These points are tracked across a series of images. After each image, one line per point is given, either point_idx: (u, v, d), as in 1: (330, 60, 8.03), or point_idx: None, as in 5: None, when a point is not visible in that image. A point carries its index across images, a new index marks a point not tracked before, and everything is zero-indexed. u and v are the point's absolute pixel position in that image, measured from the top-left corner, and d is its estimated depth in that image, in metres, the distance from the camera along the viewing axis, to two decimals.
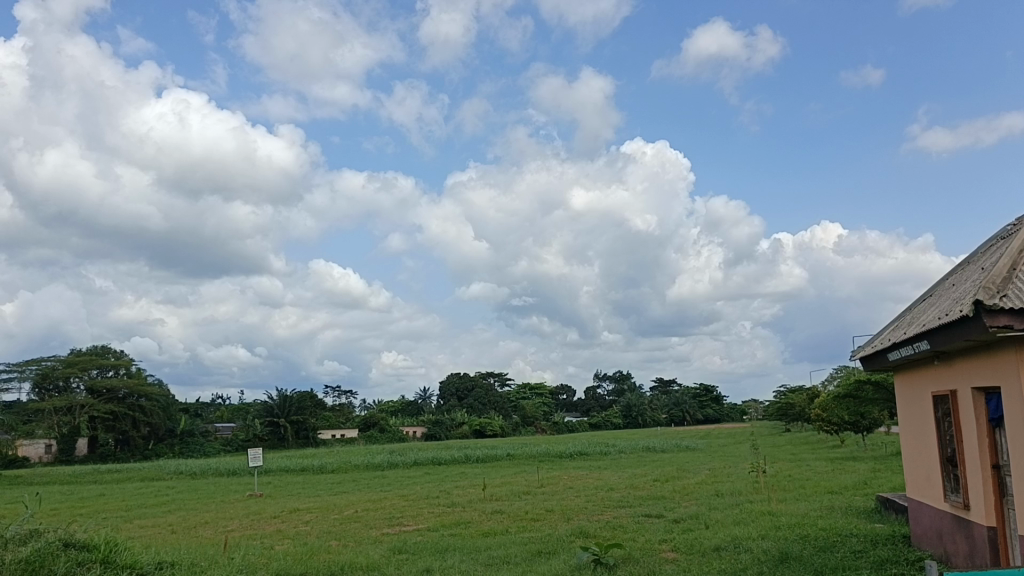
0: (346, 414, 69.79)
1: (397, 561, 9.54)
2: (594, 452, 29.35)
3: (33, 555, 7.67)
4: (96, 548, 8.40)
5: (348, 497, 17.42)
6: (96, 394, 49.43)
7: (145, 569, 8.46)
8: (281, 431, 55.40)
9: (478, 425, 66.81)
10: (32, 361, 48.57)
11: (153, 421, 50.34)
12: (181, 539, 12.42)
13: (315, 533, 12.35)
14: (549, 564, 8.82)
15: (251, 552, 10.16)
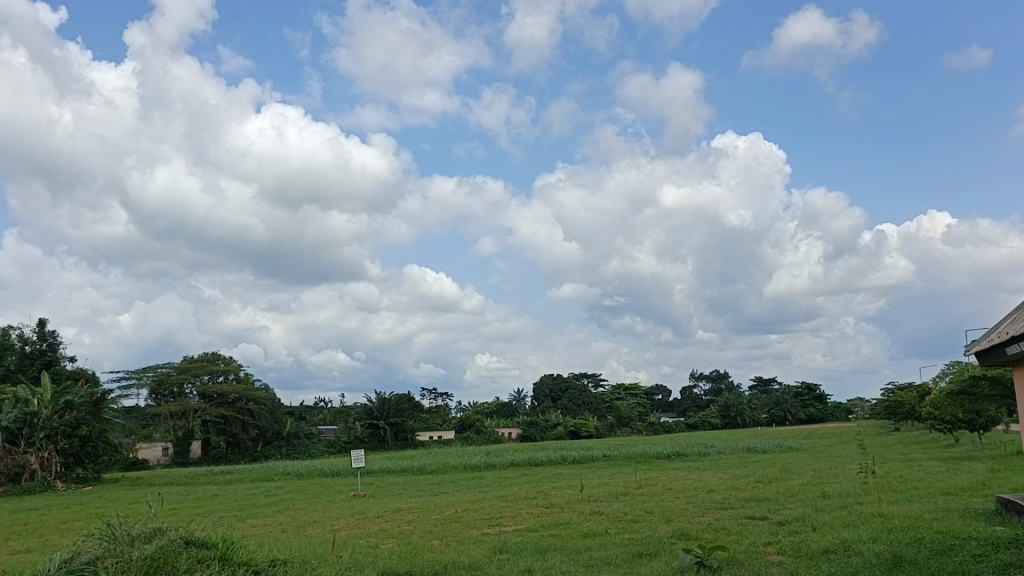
0: (443, 416, 70.96)
1: (499, 561, 9.64)
2: (692, 452, 28.88)
3: (157, 553, 8.12)
4: (214, 546, 8.83)
5: (449, 498, 17.74)
6: (208, 399, 51.77)
7: (260, 567, 8.84)
8: (381, 432, 56.81)
9: (574, 426, 66.87)
10: (149, 368, 51.40)
11: (261, 424, 52.40)
12: (291, 538, 12.87)
13: (419, 532, 12.61)
14: (651, 566, 8.72)
15: (358, 551, 10.47)
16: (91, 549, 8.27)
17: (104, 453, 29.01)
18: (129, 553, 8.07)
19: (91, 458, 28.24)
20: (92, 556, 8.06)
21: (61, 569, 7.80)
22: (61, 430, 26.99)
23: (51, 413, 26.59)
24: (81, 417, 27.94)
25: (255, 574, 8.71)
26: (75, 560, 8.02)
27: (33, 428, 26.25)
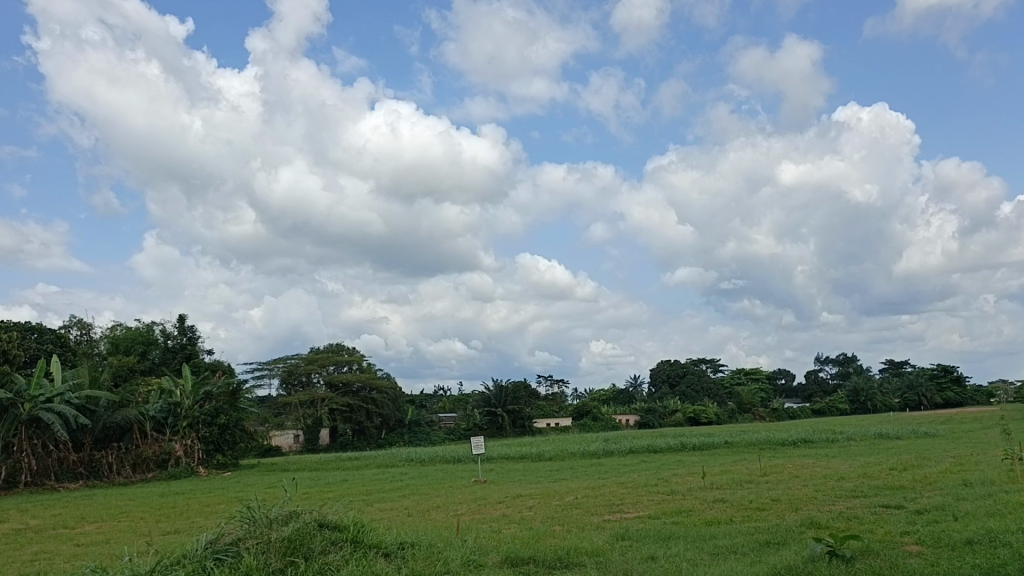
0: (559, 403, 71.24)
1: (621, 547, 9.62)
2: (821, 439, 27.86)
3: (294, 535, 8.55)
4: (345, 528, 9.21)
5: (568, 484, 17.85)
6: (334, 388, 53.90)
7: (390, 549, 9.16)
8: (499, 420, 57.63)
9: (693, 412, 65.78)
10: (279, 359, 54.15)
11: (384, 412, 54.11)
12: (418, 522, 13.23)
13: (541, 518, 12.69)
14: (780, 556, 8.47)
15: (482, 535, 10.70)
16: (233, 531, 8.79)
17: (240, 440, 30.66)
18: (267, 535, 8.54)
19: (229, 445, 29.88)
20: (235, 538, 8.59)
21: (208, 550, 8.37)
22: (201, 419, 28.75)
23: (192, 402, 28.33)
24: (219, 407, 29.67)
25: (385, 555, 9.04)
26: (219, 541, 8.57)
27: (177, 417, 28.07)
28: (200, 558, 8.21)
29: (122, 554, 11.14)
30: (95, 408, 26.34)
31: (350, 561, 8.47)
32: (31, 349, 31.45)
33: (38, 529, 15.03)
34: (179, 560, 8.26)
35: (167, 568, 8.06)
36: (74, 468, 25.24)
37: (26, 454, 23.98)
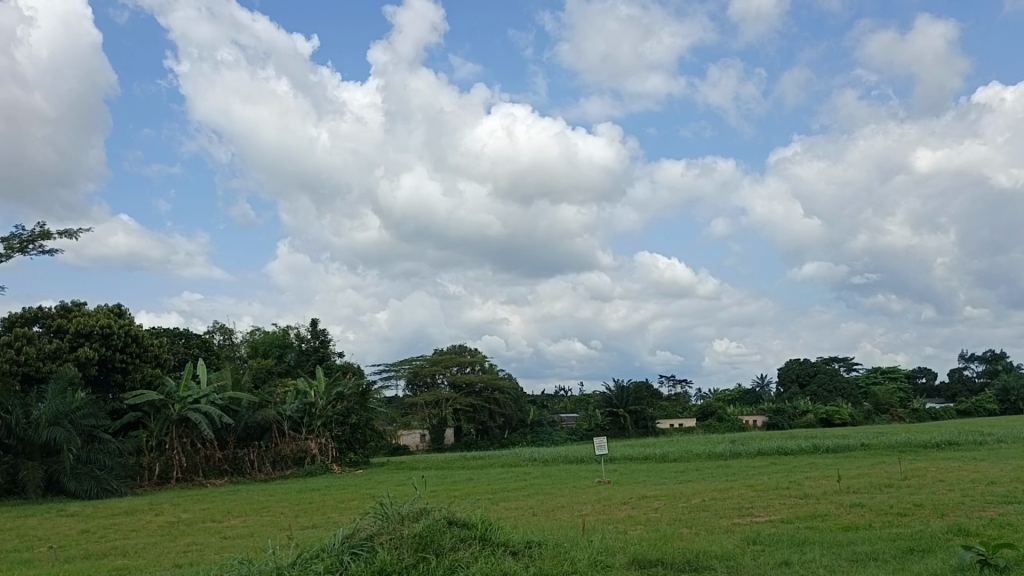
0: (683, 403, 70.02)
1: (753, 552, 9.36)
2: (967, 441, 26.19)
3: (425, 531, 8.78)
4: (474, 526, 9.38)
5: (694, 486, 17.54)
6: (458, 389, 55.07)
7: (517, 547, 9.28)
8: (621, 420, 57.22)
9: (825, 413, 63.17)
10: (405, 361, 55.99)
11: (506, 412, 54.65)
12: (542, 521, 13.35)
13: (668, 520, 12.52)
14: (925, 564, 8.02)
15: (609, 536, 10.67)
16: (368, 527, 9.11)
17: (371, 439, 31.75)
18: (400, 531, 8.83)
19: (360, 443, 30.97)
20: (369, 533, 8.92)
21: (345, 544, 8.74)
22: (334, 418, 29.98)
23: (325, 402, 29.59)
24: (350, 407, 30.87)
25: (513, 553, 9.17)
26: (355, 536, 8.93)
27: (312, 416, 29.39)
28: (338, 552, 8.58)
29: (266, 547, 11.79)
30: (237, 408, 27.87)
31: (479, 558, 8.63)
32: (179, 353, 33.63)
33: (189, 522, 16.07)
34: (318, 554, 8.66)
35: (308, 562, 8.46)
36: (219, 465, 26.82)
37: (176, 451, 25.65)
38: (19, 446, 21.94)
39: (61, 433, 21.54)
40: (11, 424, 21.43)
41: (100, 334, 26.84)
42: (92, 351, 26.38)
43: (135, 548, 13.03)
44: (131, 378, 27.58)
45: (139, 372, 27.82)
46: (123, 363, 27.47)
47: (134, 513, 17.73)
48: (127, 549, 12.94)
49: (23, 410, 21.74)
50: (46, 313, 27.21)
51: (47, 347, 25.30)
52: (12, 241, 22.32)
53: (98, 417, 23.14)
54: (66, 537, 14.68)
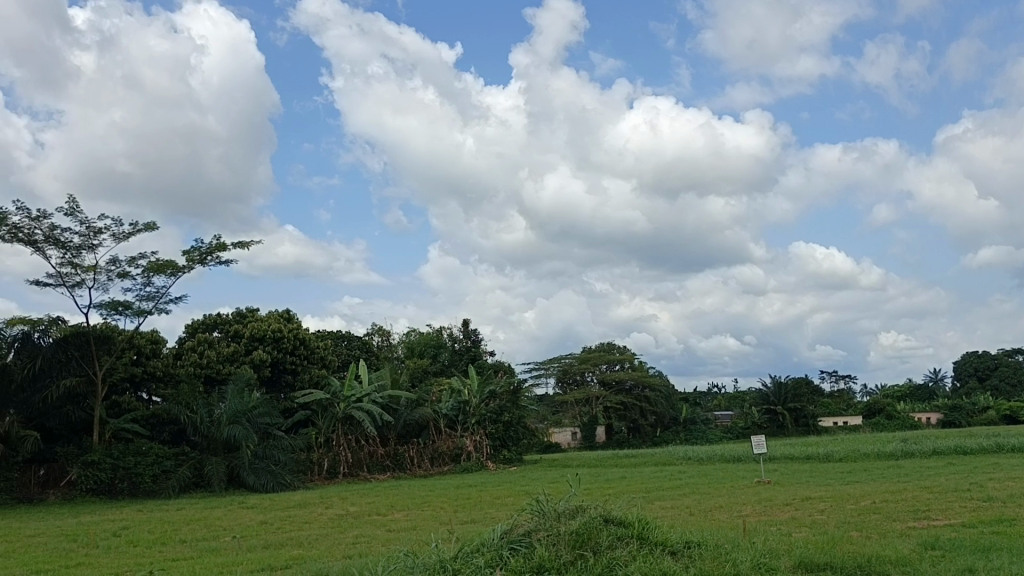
0: (847, 400, 66.51)
1: (932, 557, 8.76)
2: None
3: (581, 529, 8.81)
4: (630, 524, 9.31)
5: (862, 487, 16.61)
6: (608, 387, 54.96)
7: (676, 547, 9.14)
8: (780, 418, 55.09)
9: (1009, 410, 58.20)
10: (555, 359, 56.65)
11: (658, 410, 53.79)
12: (701, 521, 13.08)
13: (834, 523, 11.94)
14: None
15: (772, 538, 10.29)
16: (525, 523, 9.26)
17: (524, 437, 32.14)
18: (557, 528, 8.90)
19: (514, 440, 31.40)
20: (527, 529, 9.06)
21: (504, 539, 8.93)
22: (488, 416, 30.63)
23: (479, 400, 30.28)
24: (503, 405, 31.39)
25: (672, 553, 9.04)
26: (513, 532, 9.10)
27: (466, 414, 30.18)
28: (497, 547, 8.79)
29: (429, 541, 12.24)
30: (397, 406, 29.02)
31: (637, 557, 8.57)
32: (342, 354, 35.42)
33: (356, 515, 16.91)
34: (479, 548, 8.89)
35: (469, 556, 8.70)
36: (382, 461, 27.96)
37: (342, 448, 27.01)
38: (205, 442, 23.92)
39: (240, 431, 23.38)
40: (197, 422, 23.42)
41: (271, 338, 28.87)
42: (265, 353, 28.34)
43: (309, 539, 13.85)
44: (300, 379, 29.22)
45: (307, 373, 29.42)
46: (293, 364, 29.24)
47: (307, 505, 18.85)
48: (302, 540, 13.79)
49: (207, 410, 23.71)
50: (224, 319, 29.48)
51: (226, 350, 27.50)
52: (193, 254, 24.28)
53: (272, 415, 24.83)
54: (246, 527, 15.84)
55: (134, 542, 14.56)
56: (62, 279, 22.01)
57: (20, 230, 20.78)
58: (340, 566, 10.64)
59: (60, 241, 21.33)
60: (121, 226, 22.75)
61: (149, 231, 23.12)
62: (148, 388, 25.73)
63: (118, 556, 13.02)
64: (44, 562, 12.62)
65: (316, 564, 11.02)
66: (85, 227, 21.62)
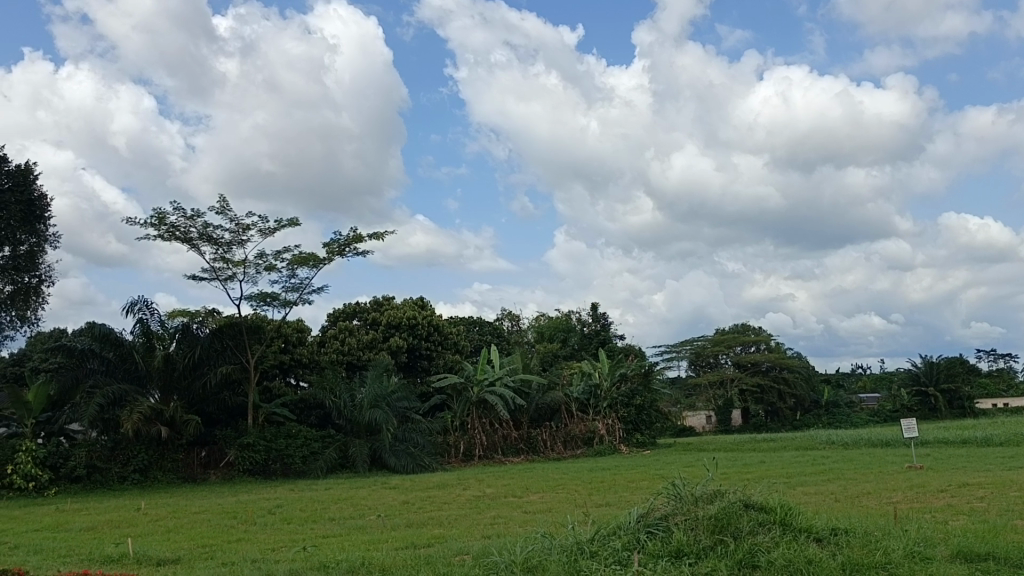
0: (1007, 380, 61.95)
1: None
2: None
3: (720, 513, 8.64)
4: (772, 510, 9.04)
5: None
6: (743, 369, 53.54)
7: (821, 534, 8.83)
8: (932, 400, 51.99)
9: None
10: (687, 342, 55.87)
11: (798, 392, 51.92)
12: (847, 508, 12.59)
13: (995, 511, 11.17)
14: None
15: (926, 526, 9.76)
16: (662, 507, 9.19)
17: (658, 420, 31.75)
18: (695, 512, 8.78)
19: (647, 424, 31.10)
20: (664, 513, 8.99)
21: (640, 523, 8.90)
22: (620, 400, 30.43)
23: (610, 383, 30.16)
24: (635, 388, 31.06)
25: (817, 540, 8.74)
26: (650, 515, 9.06)
27: (598, 398, 30.15)
28: (634, 530, 8.78)
29: (565, 523, 12.35)
30: (529, 390, 29.40)
31: (780, 543, 8.32)
32: (475, 340, 36.17)
33: (493, 496, 17.27)
34: (615, 531, 8.91)
35: (606, 538, 8.75)
36: (516, 444, 28.37)
37: (477, 431, 27.60)
38: (349, 426, 24.98)
39: (380, 414, 24.37)
40: (341, 407, 24.61)
41: (407, 324, 29.83)
42: (402, 340, 29.37)
43: (448, 519, 14.27)
44: (435, 364, 30.08)
45: (441, 358, 30.24)
46: (428, 350, 30.14)
47: (446, 486, 19.41)
48: (442, 520, 14.20)
49: (349, 395, 24.86)
50: (362, 307, 30.68)
51: (365, 337, 28.70)
52: (332, 246, 25.38)
53: (409, 400, 25.69)
54: (390, 507, 16.50)
55: (287, 519, 15.47)
56: (215, 273, 23.53)
57: (176, 229, 22.34)
58: (480, 545, 10.92)
59: (212, 238, 22.79)
60: (266, 223, 24.03)
61: (292, 226, 24.34)
62: (296, 374, 27.19)
63: (274, 533, 13.86)
64: (208, 537, 13.61)
65: (457, 543, 11.37)
66: (234, 224, 23.00)
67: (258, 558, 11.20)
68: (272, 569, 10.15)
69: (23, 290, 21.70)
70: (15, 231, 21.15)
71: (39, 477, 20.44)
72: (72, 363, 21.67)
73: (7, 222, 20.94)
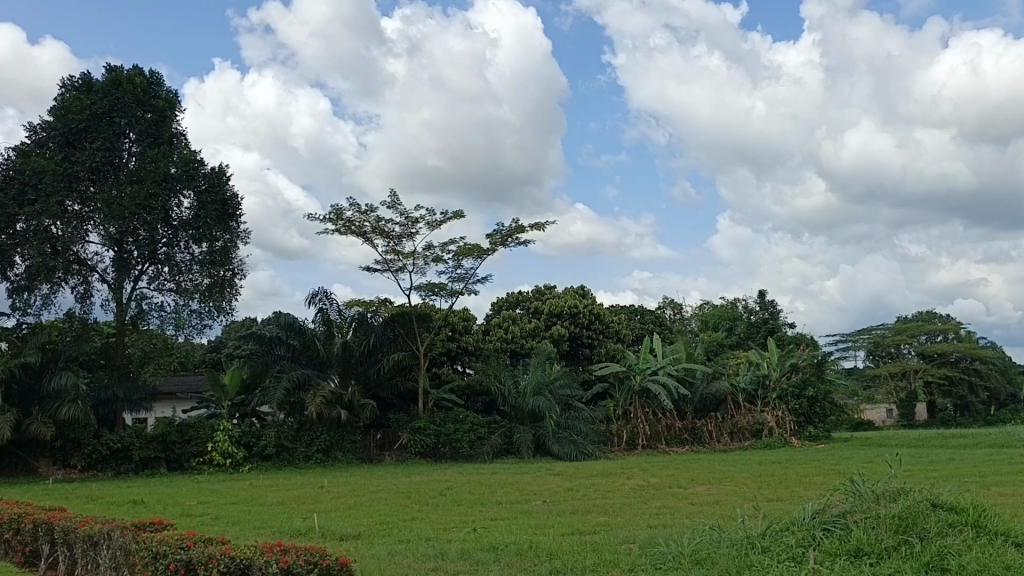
0: None
1: None
2: None
3: (904, 512, 8.14)
4: (965, 512, 8.38)
5: None
6: (928, 359, 49.97)
7: (1022, 539, 8.11)
8: None
9: None
10: (865, 332, 53.06)
11: (992, 385, 47.86)
12: None
13: None
14: None
15: None
16: (840, 504, 8.76)
17: (832, 413, 30.22)
18: (876, 511, 8.33)
19: (821, 417, 29.68)
20: (842, 510, 8.58)
21: (816, 519, 8.54)
22: (791, 391, 29.20)
23: (780, 374, 29.00)
24: (808, 379, 29.67)
25: (1017, 545, 8.04)
26: (827, 511, 8.67)
27: (767, 389, 29.09)
28: (810, 526, 8.44)
29: (734, 516, 12.04)
30: (693, 380, 28.88)
31: (974, 546, 7.73)
32: (637, 329, 35.93)
33: (658, 487, 17.09)
34: (789, 526, 8.62)
35: (779, 533, 8.48)
36: (681, 435, 27.91)
37: (640, 420, 27.40)
38: (513, 412, 25.52)
39: (544, 402, 24.74)
40: (506, 394, 25.22)
41: (569, 313, 30.05)
42: (564, 329, 29.64)
43: (613, 508, 14.24)
44: (597, 352, 30.16)
45: (603, 346, 30.26)
46: (589, 339, 30.25)
47: (609, 475, 19.40)
48: (607, 508, 14.22)
49: (513, 382, 25.42)
50: (525, 297, 31.18)
51: (528, 326, 29.21)
52: (496, 237, 25.97)
53: (572, 388, 25.90)
54: (555, 493, 16.70)
55: (457, 501, 16.03)
56: (387, 265, 24.69)
57: (352, 224, 23.63)
58: (646, 534, 10.89)
59: (384, 231, 23.92)
60: (434, 215, 24.95)
61: (457, 218, 25.13)
62: (462, 361, 28.15)
63: (445, 513, 14.41)
64: (385, 515, 14.34)
65: (622, 532, 11.37)
66: (404, 217, 24.03)
67: (431, 537, 11.71)
68: (445, 548, 10.56)
69: (219, 283, 23.68)
70: (211, 228, 23.08)
71: (235, 454, 22.38)
72: (263, 350, 23.46)
73: (204, 219, 22.93)
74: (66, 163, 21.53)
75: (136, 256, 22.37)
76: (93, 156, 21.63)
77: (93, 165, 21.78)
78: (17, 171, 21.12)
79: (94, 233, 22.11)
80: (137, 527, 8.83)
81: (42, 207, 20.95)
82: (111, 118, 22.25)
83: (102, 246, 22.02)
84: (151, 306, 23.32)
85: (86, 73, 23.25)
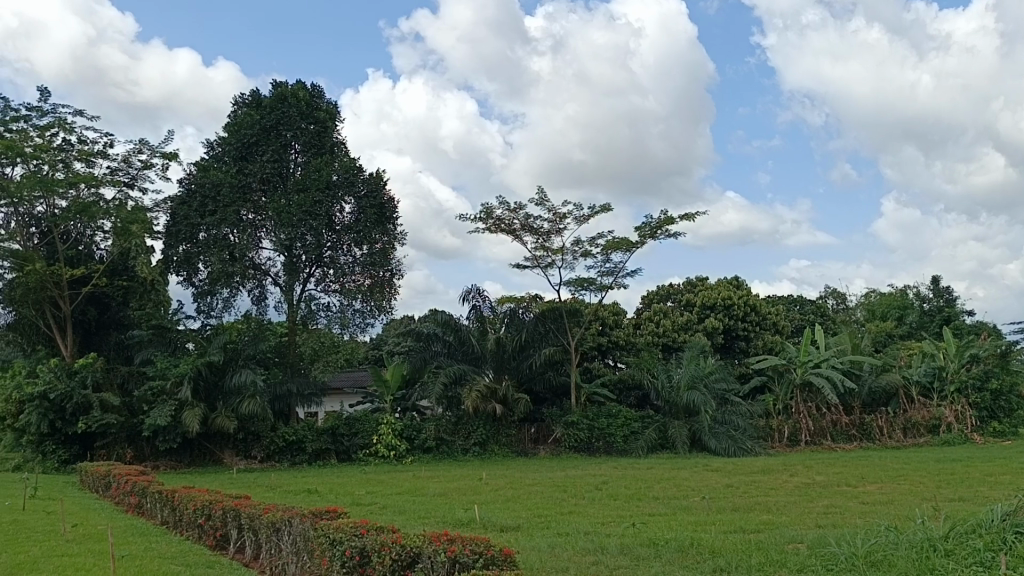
0: None
1: None
2: None
3: None
4: None
5: None
6: None
7: None
8: None
9: None
10: None
11: None
12: None
13: None
14: None
15: None
16: None
17: (1020, 408, 27.77)
18: None
19: (1007, 411, 27.35)
20: None
21: (1007, 522, 7.92)
22: (972, 383, 27.04)
23: (958, 366, 27.00)
24: (991, 370, 27.38)
25: None
26: (1019, 515, 8.01)
27: (943, 382, 27.16)
28: (1000, 529, 7.83)
29: (912, 517, 11.35)
30: (859, 373, 27.45)
31: None
32: (796, 320, 34.50)
33: (824, 485, 16.32)
34: (975, 529, 8.02)
35: (964, 537, 7.90)
36: (848, 430, 26.46)
37: (803, 416, 26.25)
38: (668, 407, 25.17)
39: (698, 396, 24.18)
40: (659, 388, 24.93)
41: (723, 305, 29.26)
42: (718, 321, 28.93)
43: (778, 506, 13.71)
44: (753, 345, 29.23)
45: (760, 339, 29.31)
46: (745, 331, 29.37)
47: (771, 472, 18.69)
48: (770, 506, 13.72)
49: (667, 376, 25.08)
50: (677, 289, 30.60)
51: (680, 319, 28.70)
52: (645, 230, 25.69)
53: (728, 382, 25.29)
54: (714, 490, 16.32)
55: (614, 496, 15.99)
56: (537, 261, 24.99)
57: (502, 222, 24.07)
58: (814, 534, 10.51)
59: (533, 228, 24.22)
60: (582, 210, 24.99)
61: (605, 212, 25.06)
62: (614, 356, 28.02)
63: (602, 508, 14.41)
64: (543, 508, 14.51)
65: (789, 531, 10.96)
66: (552, 213, 24.22)
67: (591, 531, 11.75)
68: (604, 542, 10.60)
69: (379, 283, 24.78)
70: (370, 231, 24.19)
71: (398, 446, 23.44)
72: (421, 346, 24.22)
73: (364, 223, 24.06)
74: (241, 175, 23.18)
75: (304, 259, 23.80)
76: (264, 167, 23.16)
77: (264, 176, 23.31)
78: (199, 185, 22.98)
79: (267, 240, 23.72)
80: (315, 514, 9.39)
81: (222, 217, 22.73)
82: (279, 130, 23.76)
83: (274, 252, 23.57)
84: (318, 307, 24.74)
85: (256, 90, 24.95)
